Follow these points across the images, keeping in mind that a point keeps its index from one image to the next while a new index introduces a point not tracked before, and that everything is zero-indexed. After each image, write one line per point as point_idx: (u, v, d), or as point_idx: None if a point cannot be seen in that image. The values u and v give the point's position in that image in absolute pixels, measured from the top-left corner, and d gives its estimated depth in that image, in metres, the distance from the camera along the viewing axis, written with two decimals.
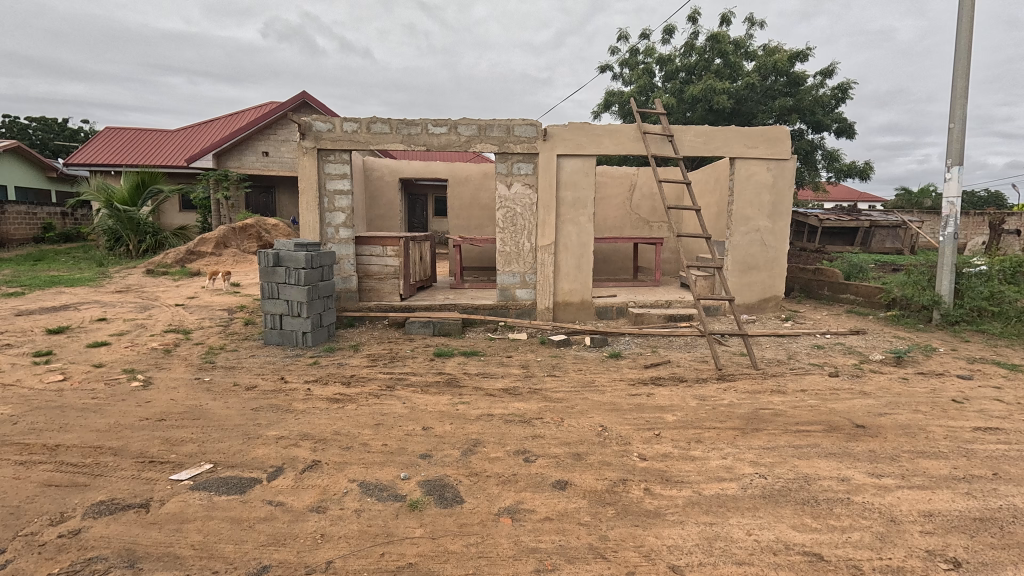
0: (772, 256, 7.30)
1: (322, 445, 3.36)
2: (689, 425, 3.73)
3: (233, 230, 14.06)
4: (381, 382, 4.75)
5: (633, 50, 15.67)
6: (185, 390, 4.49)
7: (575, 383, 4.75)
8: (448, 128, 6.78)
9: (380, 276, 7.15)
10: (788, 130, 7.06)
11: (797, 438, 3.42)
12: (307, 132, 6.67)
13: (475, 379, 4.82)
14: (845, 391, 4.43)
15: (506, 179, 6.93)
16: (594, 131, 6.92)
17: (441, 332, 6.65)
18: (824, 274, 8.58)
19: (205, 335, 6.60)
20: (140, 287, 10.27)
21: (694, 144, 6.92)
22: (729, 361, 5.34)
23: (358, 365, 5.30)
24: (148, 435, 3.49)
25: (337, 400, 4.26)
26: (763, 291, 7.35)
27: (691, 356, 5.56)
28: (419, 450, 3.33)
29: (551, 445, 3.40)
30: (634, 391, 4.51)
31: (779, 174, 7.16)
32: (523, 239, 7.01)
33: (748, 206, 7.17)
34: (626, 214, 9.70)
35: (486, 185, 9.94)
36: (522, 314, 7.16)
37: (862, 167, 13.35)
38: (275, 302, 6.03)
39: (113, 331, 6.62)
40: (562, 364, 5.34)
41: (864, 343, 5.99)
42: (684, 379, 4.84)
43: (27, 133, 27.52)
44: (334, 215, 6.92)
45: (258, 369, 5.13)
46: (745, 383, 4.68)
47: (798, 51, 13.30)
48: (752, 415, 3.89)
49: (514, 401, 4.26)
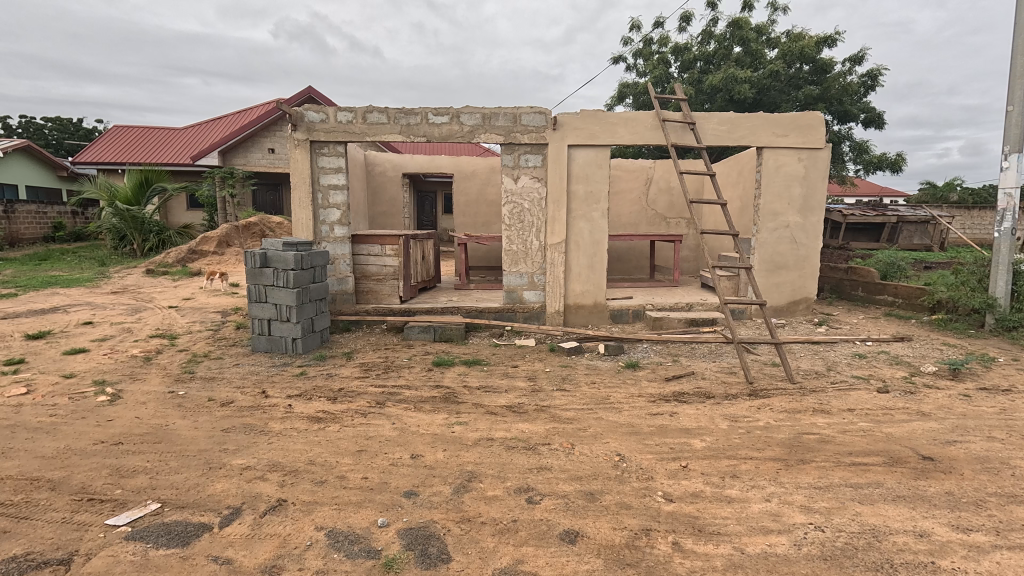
0: (803, 255, 6.68)
1: (292, 479, 2.88)
2: (721, 454, 3.20)
3: (236, 229, 13.71)
4: (370, 397, 4.26)
5: (647, 39, 15.06)
6: (153, 406, 4.05)
7: (588, 398, 4.23)
8: (450, 117, 6.28)
9: (379, 277, 6.69)
10: (822, 116, 6.44)
11: (854, 475, 2.86)
12: (299, 123, 6.22)
13: (477, 395, 4.30)
14: (900, 411, 3.85)
15: (512, 172, 6.41)
16: (608, 119, 6.36)
17: (442, 338, 6.13)
18: (859, 274, 7.95)
19: (191, 341, 6.19)
20: (138, 288, 9.92)
21: (718, 132, 6.33)
22: (761, 373, 4.76)
23: (349, 376, 4.82)
24: (95, 465, 3.04)
25: (319, 420, 3.77)
26: (793, 293, 6.74)
27: (716, 367, 5.01)
28: (403, 486, 2.84)
29: (558, 481, 2.88)
30: (655, 410, 3.98)
31: (812, 164, 6.54)
32: (531, 237, 6.49)
33: (777, 201, 6.56)
34: (641, 210, 9.15)
35: (494, 180, 9.44)
36: (530, 318, 6.64)
37: (893, 159, 12.57)
38: (263, 306, 5.59)
39: (96, 336, 6.24)
40: (573, 376, 4.81)
41: (912, 352, 5.37)
42: (712, 395, 4.27)
43: (43, 133, 27.80)
44: (328, 212, 6.46)
45: (239, 381, 4.67)
46: (782, 401, 4.10)
47: (824, 36, 12.53)
48: (794, 442, 3.34)
49: (518, 422, 3.75)
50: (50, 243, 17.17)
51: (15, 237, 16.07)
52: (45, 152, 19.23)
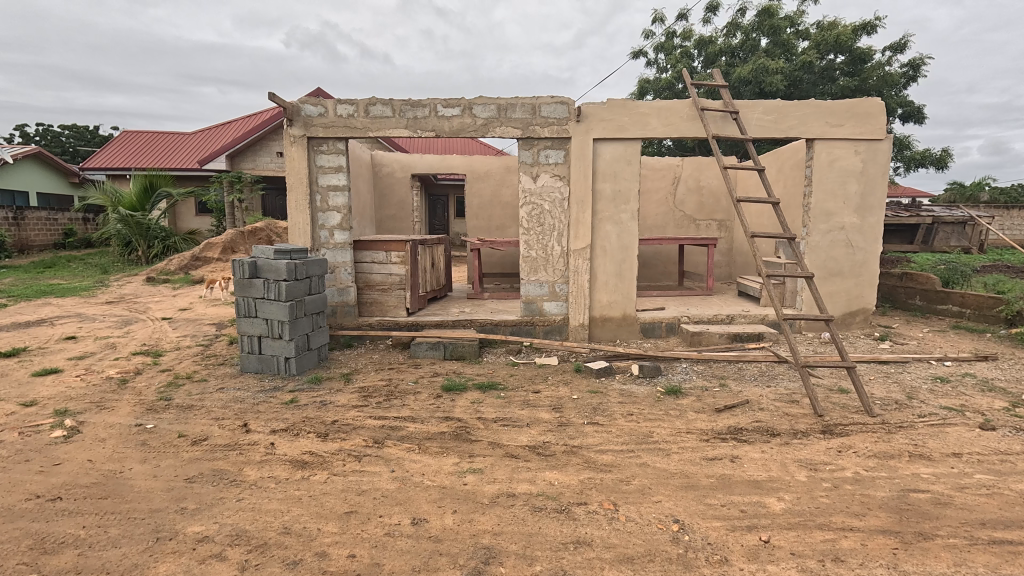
0: (860, 260, 5.90)
1: (259, 559, 2.23)
2: (809, 521, 2.49)
3: (242, 234, 13.28)
4: (367, 433, 3.59)
5: (668, 33, 14.40)
6: (112, 445, 3.42)
7: (626, 436, 3.53)
8: (462, 109, 5.64)
9: (384, 287, 6.06)
10: (882, 103, 5.68)
11: (1006, 563, 2.15)
12: (295, 117, 5.63)
13: (493, 430, 3.64)
14: (1019, 457, 3.11)
15: (531, 169, 5.74)
16: (638, 109, 5.67)
17: (454, 356, 5.45)
18: (916, 280, 7.10)
19: (176, 359, 5.58)
20: (134, 297, 9.42)
21: (763, 122, 5.59)
22: (829, 403, 4.00)
23: (344, 405, 4.15)
24: (13, 535, 2.42)
25: (304, 466, 3.11)
26: (848, 302, 5.96)
27: (772, 394, 4.27)
28: (401, 571, 2.17)
29: (602, 566, 2.20)
30: (710, 453, 3.26)
31: (870, 157, 5.77)
32: (552, 242, 5.81)
33: (830, 199, 5.81)
34: (669, 211, 8.44)
35: (509, 181, 8.79)
36: (551, 332, 5.95)
37: (938, 156, 11.67)
38: (252, 322, 4.98)
39: (74, 354, 5.67)
40: (606, 405, 4.09)
41: (1004, 374, 4.57)
42: (775, 431, 3.55)
43: (60, 140, 27.96)
44: (328, 215, 5.85)
45: (219, 411, 4.04)
46: (866, 442, 3.36)
47: (862, 23, 11.73)
48: (900, 504, 2.62)
49: (544, 470, 3.07)
50: (60, 249, 16.94)
51: (24, 243, 15.83)
52: (56, 158, 19.03)
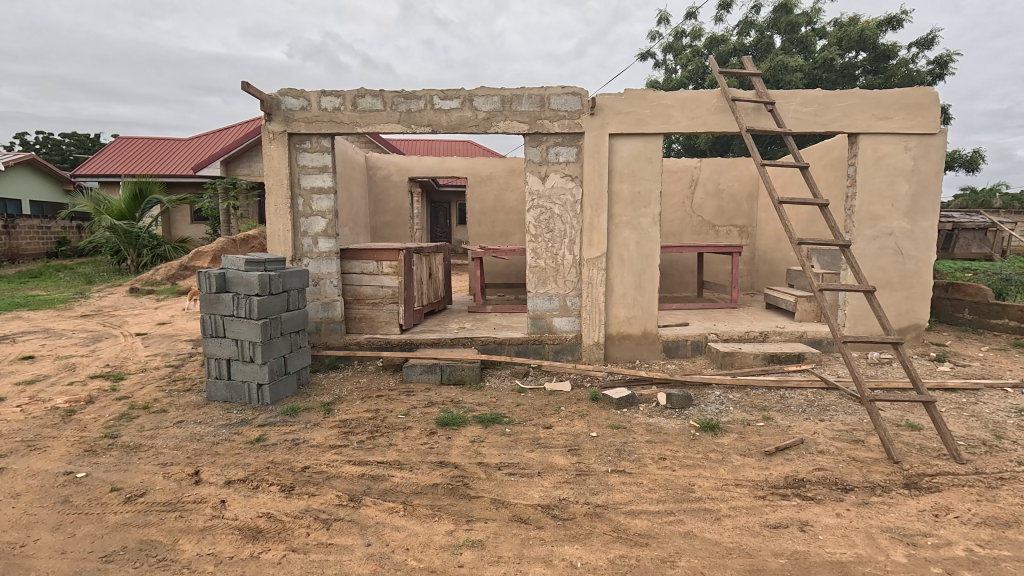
0: (911, 270, 5.22)
1: None
2: None
3: (233, 243, 12.43)
4: (343, 487, 2.92)
5: (676, 33, 13.89)
6: (24, 504, 2.76)
7: (661, 491, 2.84)
8: (461, 101, 5.01)
9: (375, 301, 5.43)
10: (935, 92, 5.02)
11: None
12: (274, 111, 5.01)
13: (495, 482, 2.96)
14: None
15: (539, 168, 5.10)
16: (660, 100, 5.03)
17: (452, 380, 4.78)
18: (964, 291, 6.40)
19: (139, 384, 4.92)
20: (113, 310, 8.79)
21: (802, 115, 4.96)
22: (902, 445, 3.31)
23: (320, 446, 3.48)
24: None
25: (256, 537, 2.44)
26: (896, 317, 5.28)
27: (828, 430, 3.59)
28: None
29: None
30: (772, 518, 2.56)
31: (921, 154, 5.11)
32: (563, 250, 5.16)
33: (877, 201, 5.15)
34: (686, 216, 7.79)
35: (513, 184, 8.15)
36: (561, 352, 5.29)
37: (969, 156, 10.99)
38: (220, 343, 4.32)
39: (23, 378, 5.02)
40: (632, 446, 3.41)
41: None
42: (844, 483, 2.88)
43: (61, 149, 27.64)
44: (311, 221, 5.22)
45: (169, 453, 3.38)
46: (967, 501, 2.67)
47: (885, 18, 11.14)
48: None
49: (563, 543, 2.39)
50: (52, 258, 16.42)
51: (16, 252, 15.29)
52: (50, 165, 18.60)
